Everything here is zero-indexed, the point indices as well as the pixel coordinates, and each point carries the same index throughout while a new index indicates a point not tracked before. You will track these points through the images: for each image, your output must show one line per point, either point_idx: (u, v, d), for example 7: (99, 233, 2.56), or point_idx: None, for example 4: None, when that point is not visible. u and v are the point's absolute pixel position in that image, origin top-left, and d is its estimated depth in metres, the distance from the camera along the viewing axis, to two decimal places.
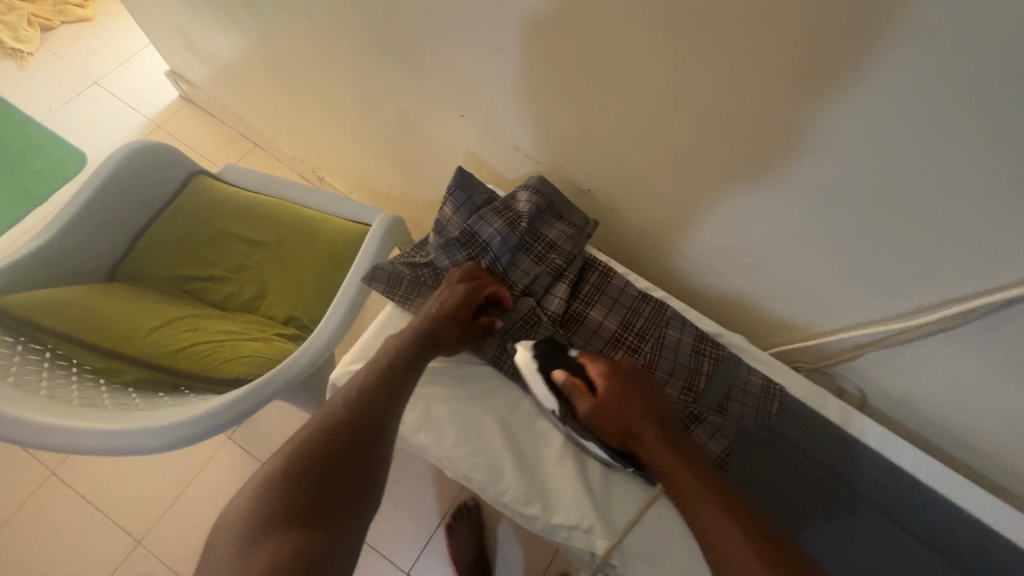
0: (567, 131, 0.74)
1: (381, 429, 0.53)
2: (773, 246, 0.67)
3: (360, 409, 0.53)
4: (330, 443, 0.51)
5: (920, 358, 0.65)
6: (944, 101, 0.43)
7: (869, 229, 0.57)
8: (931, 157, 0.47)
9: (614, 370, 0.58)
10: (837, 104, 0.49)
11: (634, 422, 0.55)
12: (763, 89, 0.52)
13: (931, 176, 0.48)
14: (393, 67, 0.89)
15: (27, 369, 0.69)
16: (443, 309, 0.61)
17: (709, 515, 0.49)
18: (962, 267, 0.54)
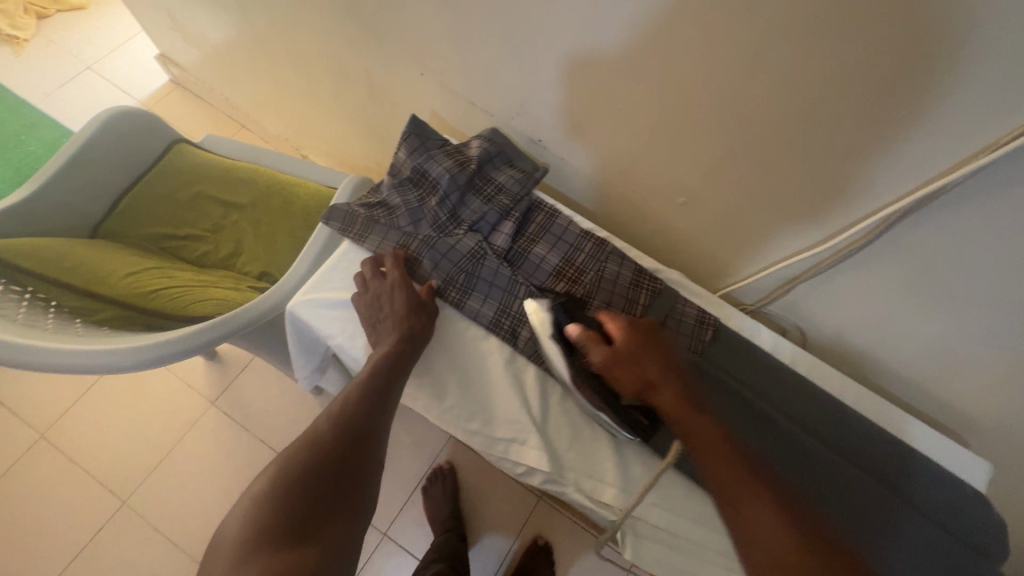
0: (516, 83, 0.79)
1: (373, 440, 0.60)
2: (703, 184, 0.72)
3: (353, 425, 0.59)
4: (316, 460, 0.56)
5: (842, 284, 0.69)
6: (825, 16, 0.48)
7: (782, 156, 0.62)
8: (824, 74, 0.52)
9: (632, 325, 0.60)
10: (737, 30, 0.54)
11: (649, 374, 0.57)
12: (677, 22, 0.57)
13: (828, 93, 0.53)
14: (358, 32, 0.94)
15: (8, 303, 0.73)
16: (405, 313, 0.63)
17: (726, 469, 0.50)
18: (866, 183, 0.58)
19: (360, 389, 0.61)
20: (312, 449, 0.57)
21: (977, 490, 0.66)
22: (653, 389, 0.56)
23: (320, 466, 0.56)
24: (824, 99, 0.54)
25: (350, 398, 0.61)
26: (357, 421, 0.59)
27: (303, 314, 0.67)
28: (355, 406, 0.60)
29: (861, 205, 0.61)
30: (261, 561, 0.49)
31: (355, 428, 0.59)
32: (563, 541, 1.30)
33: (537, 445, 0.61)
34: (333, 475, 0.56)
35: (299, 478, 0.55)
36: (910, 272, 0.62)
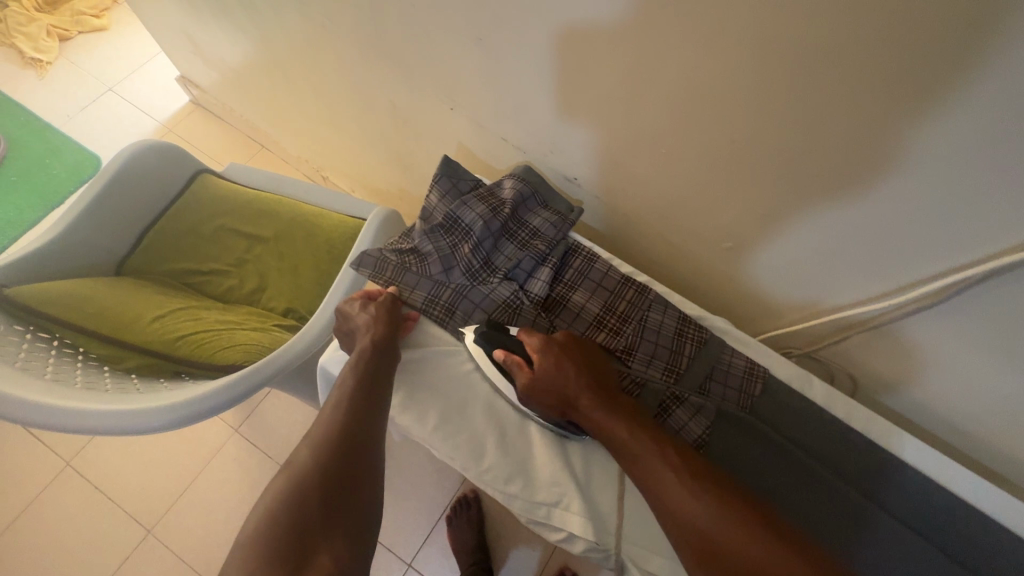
0: (551, 120, 0.75)
1: (365, 448, 0.56)
2: (751, 228, 0.68)
3: (342, 437, 0.55)
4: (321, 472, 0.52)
5: (906, 336, 0.65)
6: (905, 77, 0.44)
7: (843, 208, 0.58)
8: (899, 133, 0.48)
9: (547, 341, 0.60)
10: (801, 83, 0.50)
11: (569, 391, 0.57)
12: (732, 70, 0.53)
13: (878, 138, 0.50)
14: (384, 64, 0.92)
15: (36, 355, 0.72)
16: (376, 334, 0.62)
17: (656, 473, 0.51)
18: (938, 247, 0.54)
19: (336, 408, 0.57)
20: (303, 471, 0.52)
21: None
22: (576, 403, 0.57)
23: (311, 482, 0.52)
24: (894, 162, 0.50)
25: (333, 413, 0.57)
26: (344, 431, 0.55)
27: (335, 372, 0.65)
28: (341, 418, 0.56)
29: (930, 267, 0.57)
30: None
31: (342, 439, 0.55)
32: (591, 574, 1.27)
33: (580, 512, 0.58)
34: (329, 490, 0.51)
35: (291, 501, 0.50)
36: (983, 334, 0.57)
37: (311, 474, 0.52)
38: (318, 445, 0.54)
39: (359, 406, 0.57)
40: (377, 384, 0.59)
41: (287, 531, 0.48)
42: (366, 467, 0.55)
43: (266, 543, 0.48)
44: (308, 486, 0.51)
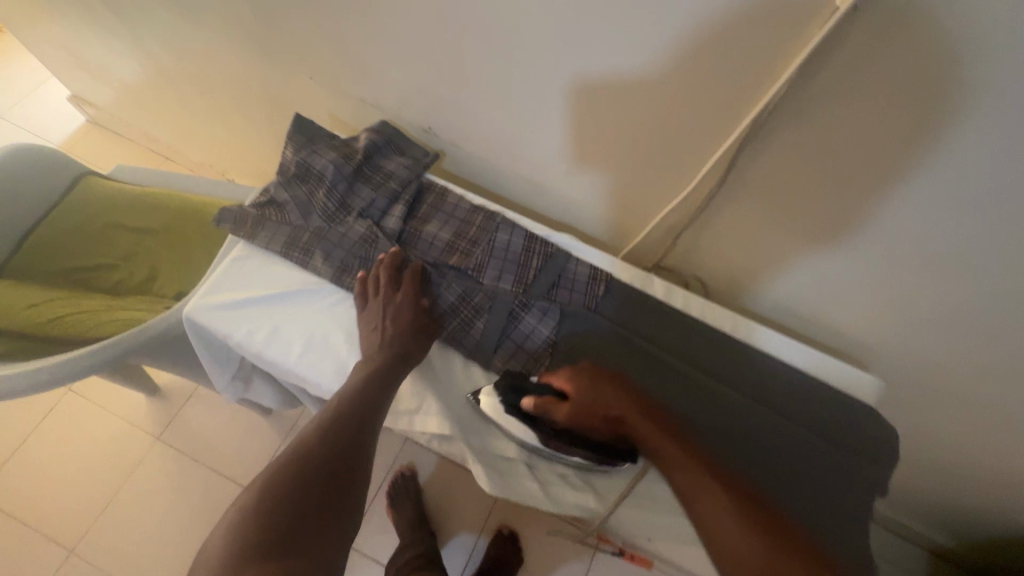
0: (396, 74, 0.81)
1: (371, 437, 0.58)
2: (579, 148, 0.76)
3: (347, 418, 0.58)
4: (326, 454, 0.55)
5: (721, 224, 0.73)
6: None
7: (637, 107, 0.66)
8: (649, 27, 0.56)
9: (577, 369, 0.59)
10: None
11: (612, 411, 0.56)
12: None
13: (658, 41, 0.57)
14: (245, 45, 0.95)
15: None
16: (404, 317, 0.65)
17: (710, 499, 0.48)
18: (708, 126, 0.63)
19: (353, 390, 0.60)
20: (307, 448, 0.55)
21: (866, 402, 0.70)
22: (620, 424, 0.56)
23: (316, 461, 0.54)
24: (652, 57, 0.59)
25: (349, 396, 0.59)
26: (355, 416, 0.58)
27: (198, 317, 0.67)
28: (349, 405, 0.58)
29: (709, 148, 0.66)
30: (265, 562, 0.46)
31: (352, 421, 0.58)
32: (529, 526, 1.31)
33: (436, 414, 0.63)
34: (324, 476, 0.53)
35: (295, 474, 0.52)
36: (766, 200, 0.67)
37: (317, 452, 0.55)
38: (326, 427, 0.57)
39: (376, 389, 0.60)
40: (399, 363, 0.63)
41: (285, 502, 0.50)
42: (363, 461, 0.57)
43: (264, 507, 0.49)
44: (314, 462, 0.54)
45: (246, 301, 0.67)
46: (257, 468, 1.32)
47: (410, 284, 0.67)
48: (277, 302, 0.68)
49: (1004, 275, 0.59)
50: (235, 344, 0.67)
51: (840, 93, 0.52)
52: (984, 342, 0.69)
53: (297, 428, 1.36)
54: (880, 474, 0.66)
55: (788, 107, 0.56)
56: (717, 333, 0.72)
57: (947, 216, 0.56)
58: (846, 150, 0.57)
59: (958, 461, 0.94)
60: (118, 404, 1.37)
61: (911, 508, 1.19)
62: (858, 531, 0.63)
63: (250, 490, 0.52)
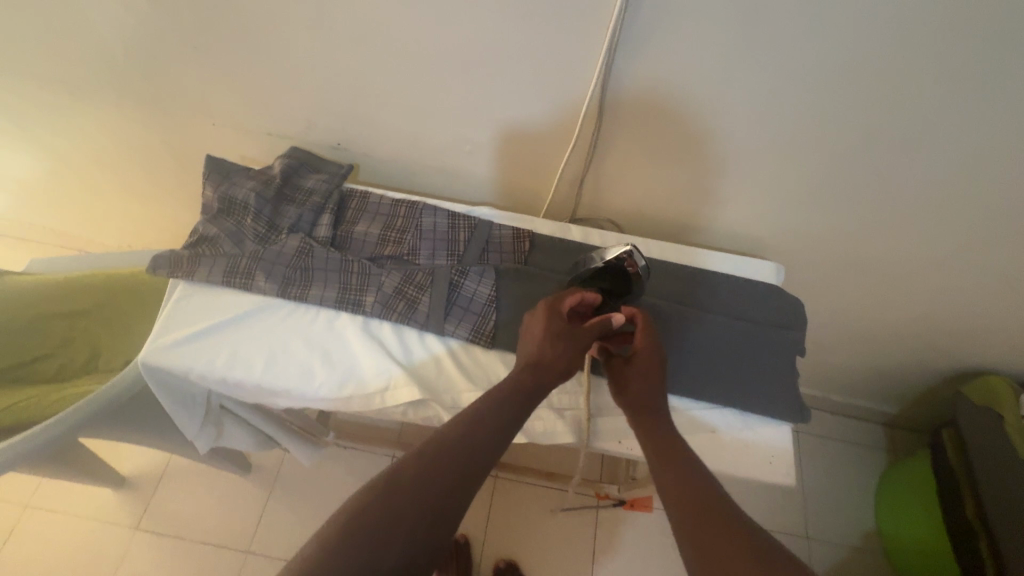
0: (293, 101, 0.87)
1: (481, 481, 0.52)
2: (476, 129, 0.84)
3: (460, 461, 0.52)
4: (436, 485, 0.50)
5: (616, 162, 0.84)
6: None
7: (511, 79, 0.75)
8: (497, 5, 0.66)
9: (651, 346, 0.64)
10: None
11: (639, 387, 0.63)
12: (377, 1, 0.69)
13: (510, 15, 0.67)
14: (141, 111, 0.98)
15: None
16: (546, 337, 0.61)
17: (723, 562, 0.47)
18: (574, 80, 0.73)
19: (468, 430, 0.54)
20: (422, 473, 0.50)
21: (771, 285, 0.81)
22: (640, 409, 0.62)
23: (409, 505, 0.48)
24: (509, 30, 0.69)
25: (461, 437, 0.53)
26: (462, 465, 0.52)
27: (153, 360, 0.69)
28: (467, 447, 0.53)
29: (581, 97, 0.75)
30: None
31: (466, 459, 0.52)
32: (530, 506, 1.34)
33: (405, 385, 0.68)
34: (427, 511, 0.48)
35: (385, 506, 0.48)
36: (647, 128, 0.77)
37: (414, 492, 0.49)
38: (429, 459, 0.51)
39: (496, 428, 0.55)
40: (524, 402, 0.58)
41: (364, 543, 0.45)
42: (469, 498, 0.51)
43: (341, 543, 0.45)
44: (411, 494, 0.49)
45: (202, 332, 0.70)
46: (250, 527, 1.30)
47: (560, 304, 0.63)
48: (231, 327, 0.71)
49: (836, 132, 0.72)
50: (198, 377, 0.69)
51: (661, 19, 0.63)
52: (845, 201, 0.82)
53: (282, 478, 1.34)
54: (795, 338, 0.76)
55: (628, 40, 0.66)
56: None
57: (779, 91, 0.68)
58: (685, 67, 0.68)
59: (868, 324, 1.09)
60: (84, 507, 1.30)
61: (852, 385, 1.33)
62: (789, 391, 0.73)
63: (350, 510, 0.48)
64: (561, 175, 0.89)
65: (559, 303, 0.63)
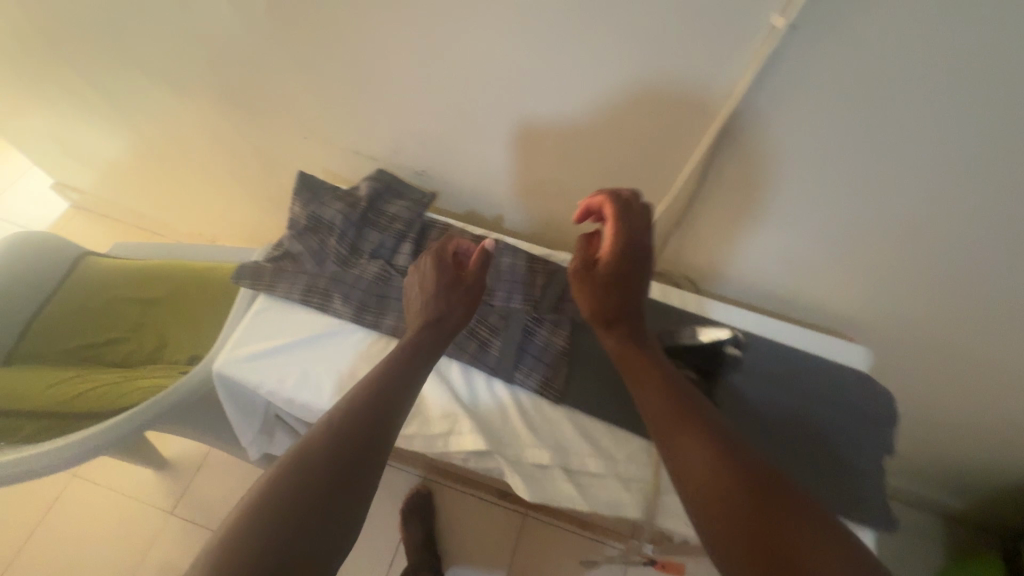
0: (386, 127, 0.89)
1: (388, 431, 0.55)
2: (566, 173, 0.83)
3: (366, 416, 0.55)
4: (343, 441, 0.52)
5: (707, 227, 0.80)
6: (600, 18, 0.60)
7: (613, 132, 0.73)
8: (614, 61, 0.64)
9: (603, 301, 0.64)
10: (540, 38, 0.65)
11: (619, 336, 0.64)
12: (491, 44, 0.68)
13: (625, 73, 0.64)
14: (240, 117, 1.03)
15: None
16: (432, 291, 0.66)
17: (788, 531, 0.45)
18: (680, 141, 0.70)
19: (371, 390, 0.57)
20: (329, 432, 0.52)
21: (857, 369, 0.75)
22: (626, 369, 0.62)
23: (323, 462, 0.49)
24: (621, 85, 0.66)
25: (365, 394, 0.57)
26: (369, 416, 0.55)
27: (227, 372, 0.69)
28: (370, 399, 0.56)
29: (682, 158, 0.72)
30: (264, 537, 0.43)
31: (368, 414, 0.55)
32: (555, 551, 1.30)
33: (469, 432, 0.66)
34: (337, 466, 0.50)
35: (302, 466, 0.49)
36: (744, 202, 0.73)
37: (325, 452, 0.50)
38: (330, 439, 0.52)
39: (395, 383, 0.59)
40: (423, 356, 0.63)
41: (284, 538, 0.44)
42: (379, 446, 0.54)
43: (262, 516, 0.44)
44: (324, 456, 0.50)
45: (276, 348, 0.70)
46: None
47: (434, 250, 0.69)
48: (306, 347, 0.72)
49: (956, 237, 0.66)
50: (267, 393, 0.69)
51: (785, 99, 0.59)
52: (951, 301, 0.76)
53: None
54: (880, 433, 0.70)
55: (743, 117, 0.62)
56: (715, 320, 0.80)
57: (900, 187, 0.63)
58: (799, 150, 0.63)
59: (950, 418, 1.01)
60: (125, 484, 1.34)
61: (915, 476, 1.24)
62: (874, 489, 0.67)
63: (267, 479, 0.48)
64: (646, 230, 0.85)
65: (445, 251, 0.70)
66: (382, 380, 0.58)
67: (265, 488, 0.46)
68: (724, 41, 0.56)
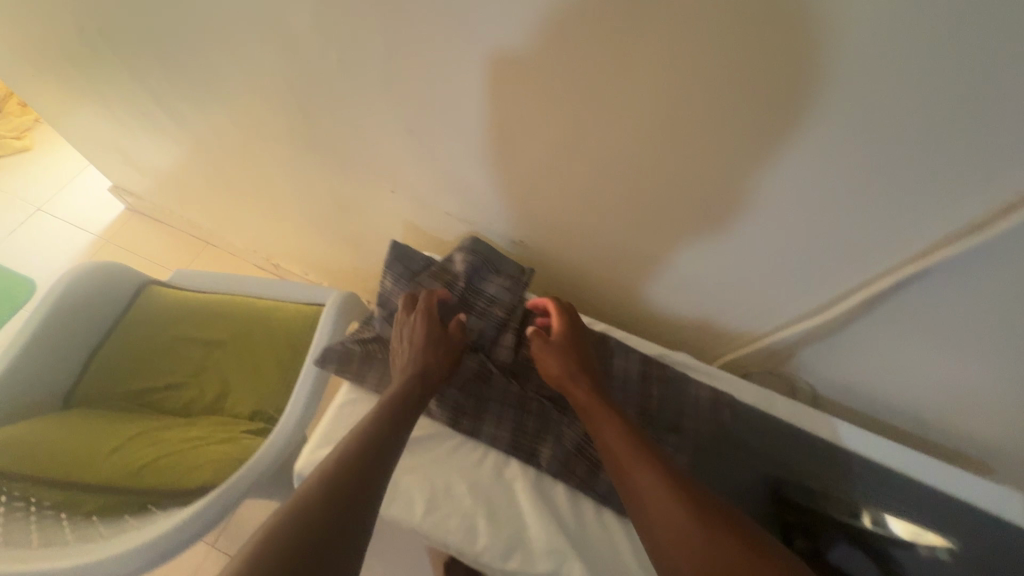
0: (487, 193, 0.81)
1: (384, 472, 0.52)
2: (695, 267, 0.74)
3: (362, 458, 0.51)
4: (338, 483, 0.48)
5: (853, 343, 0.70)
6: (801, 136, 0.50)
7: (770, 243, 0.64)
8: (802, 178, 0.55)
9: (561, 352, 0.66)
10: (714, 145, 0.56)
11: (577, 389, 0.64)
12: (643, 141, 0.59)
13: (811, 192, 0.56)
14: (321, 158, 0.96)
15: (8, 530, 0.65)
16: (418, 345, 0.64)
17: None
18: (855, 262, 0.61)
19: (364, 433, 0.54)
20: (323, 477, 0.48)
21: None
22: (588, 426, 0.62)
23: (318, 504, 0.45)
24: (801, 201, 0.57)
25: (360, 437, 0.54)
26: (366, 459, 0.51)
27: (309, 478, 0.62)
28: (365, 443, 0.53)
29: (850, 278, 0.64)
30: None
31: (363, 456, 0.52)
32: None
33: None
34: (332, 509, 0.46)
35: (297, 512, 0.44)
36: (874, 338, 0.68)
37: (322, 494, 0.46)
38: (317, 490, 0.47)
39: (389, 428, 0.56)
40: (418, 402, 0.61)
41: None
42: (376, 487, 0.50)
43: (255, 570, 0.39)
44: (320, 499, 0.46)
45: None
46: None
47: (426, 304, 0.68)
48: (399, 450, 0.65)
49: None
50: None
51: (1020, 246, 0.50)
52: None
53: None
54: None
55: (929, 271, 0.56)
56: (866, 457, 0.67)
57: None
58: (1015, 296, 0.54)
59: None
60: None
61: None
62: None
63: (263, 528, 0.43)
64: (778, 328, 0.76)
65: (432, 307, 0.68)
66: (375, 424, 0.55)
67: (250, 541, 0.41)
68: (827, 202, 0.56)
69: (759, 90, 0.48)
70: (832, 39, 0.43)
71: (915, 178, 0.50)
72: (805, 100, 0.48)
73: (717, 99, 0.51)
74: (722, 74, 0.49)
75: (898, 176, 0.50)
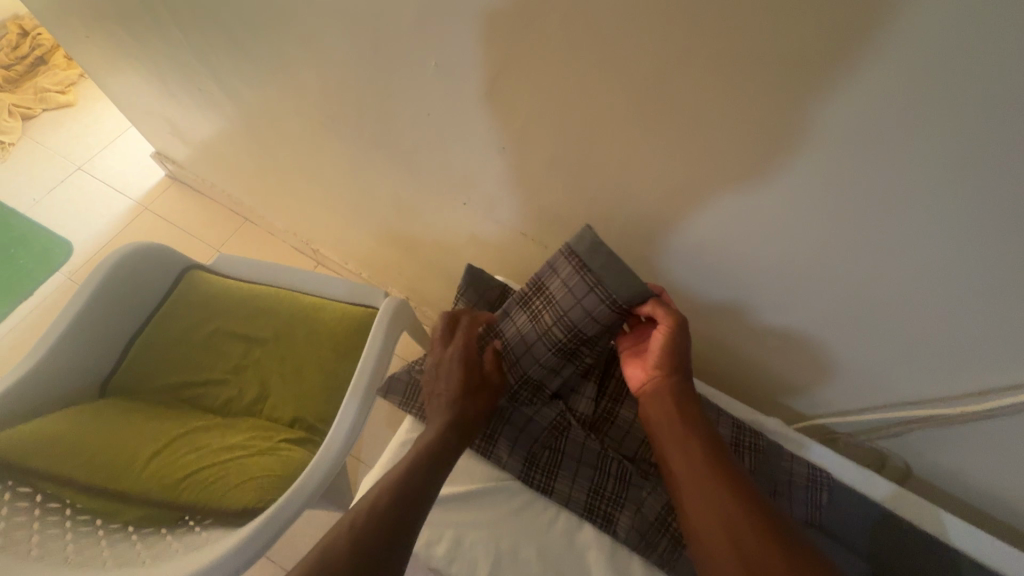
0: (575, 219, 0.75)
1: (409, 532, 0.50)
2: (805, 326, 0.68)
3: (387, 517, 0.49)
4: (360, 547, 0.47)
5: (976, 434, 0.64)
6: (989, 213, 0.45)
7: (907, 318, 0.59)
8: (977, 259, 0.49)
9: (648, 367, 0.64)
10: (877, 207, 0.50)
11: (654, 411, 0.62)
12: (793, 196, 0.54)
13: (984, 275, 0.50)
14: (389, 157, 0.90)
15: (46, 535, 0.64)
16: (452, 386, 0.61)
17: None
18: (1005, 354, 0.56)
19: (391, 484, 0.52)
20: (345, 541, 0.47)
21: None
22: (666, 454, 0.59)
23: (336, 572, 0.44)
24: (966, 285, 0.52)
25: (386, 490, 0.52)
26: (392, 517, 0.50)
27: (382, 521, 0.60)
28: (391, 499, 0.51)
29: (993, 373, 0.58)
30: None
31: (388, 515, 0.50)
32: None
33: None
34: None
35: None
36: (997, 428, 0.62)
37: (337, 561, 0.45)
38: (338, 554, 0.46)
39: (419, 478, 0.53)
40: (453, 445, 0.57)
41: None
42: (399, 553, 0.48)
43: None
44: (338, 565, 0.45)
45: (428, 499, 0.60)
46: None
47: (461, 339, 0.65)
48: (471, 496, 0.61)
49: None
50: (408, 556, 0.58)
51: None
52: None
53: None
54: None
55: None
56: (980, 560, 0.60)
57: None
58: None
59: None
60: None
61: None
62: None
63: None
64: (889, 404, 0.70)
65: (466, 341, 0.65)
66: (404, 475, 0.53)
67: None
68: (999, 291, 0.50)
69: (880, 160, 0.46)
70: (888, 103, 0.42)
71: (974, 245, 0.48)
72: (927, 176, 0.45)
73: (755, 153, 0.52)
74: (846, 142, 0.46)
75: (945, 235, 0.49)
